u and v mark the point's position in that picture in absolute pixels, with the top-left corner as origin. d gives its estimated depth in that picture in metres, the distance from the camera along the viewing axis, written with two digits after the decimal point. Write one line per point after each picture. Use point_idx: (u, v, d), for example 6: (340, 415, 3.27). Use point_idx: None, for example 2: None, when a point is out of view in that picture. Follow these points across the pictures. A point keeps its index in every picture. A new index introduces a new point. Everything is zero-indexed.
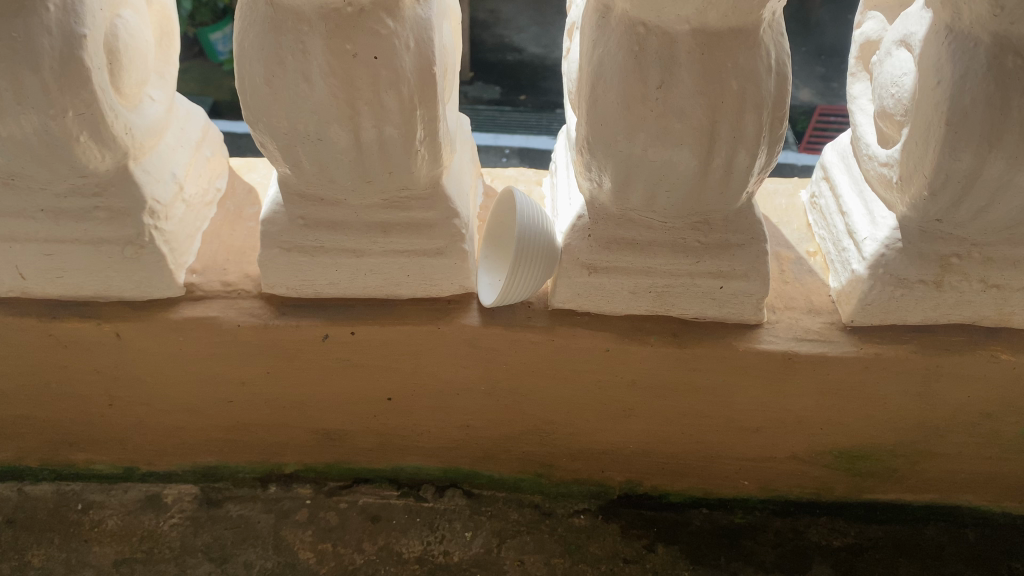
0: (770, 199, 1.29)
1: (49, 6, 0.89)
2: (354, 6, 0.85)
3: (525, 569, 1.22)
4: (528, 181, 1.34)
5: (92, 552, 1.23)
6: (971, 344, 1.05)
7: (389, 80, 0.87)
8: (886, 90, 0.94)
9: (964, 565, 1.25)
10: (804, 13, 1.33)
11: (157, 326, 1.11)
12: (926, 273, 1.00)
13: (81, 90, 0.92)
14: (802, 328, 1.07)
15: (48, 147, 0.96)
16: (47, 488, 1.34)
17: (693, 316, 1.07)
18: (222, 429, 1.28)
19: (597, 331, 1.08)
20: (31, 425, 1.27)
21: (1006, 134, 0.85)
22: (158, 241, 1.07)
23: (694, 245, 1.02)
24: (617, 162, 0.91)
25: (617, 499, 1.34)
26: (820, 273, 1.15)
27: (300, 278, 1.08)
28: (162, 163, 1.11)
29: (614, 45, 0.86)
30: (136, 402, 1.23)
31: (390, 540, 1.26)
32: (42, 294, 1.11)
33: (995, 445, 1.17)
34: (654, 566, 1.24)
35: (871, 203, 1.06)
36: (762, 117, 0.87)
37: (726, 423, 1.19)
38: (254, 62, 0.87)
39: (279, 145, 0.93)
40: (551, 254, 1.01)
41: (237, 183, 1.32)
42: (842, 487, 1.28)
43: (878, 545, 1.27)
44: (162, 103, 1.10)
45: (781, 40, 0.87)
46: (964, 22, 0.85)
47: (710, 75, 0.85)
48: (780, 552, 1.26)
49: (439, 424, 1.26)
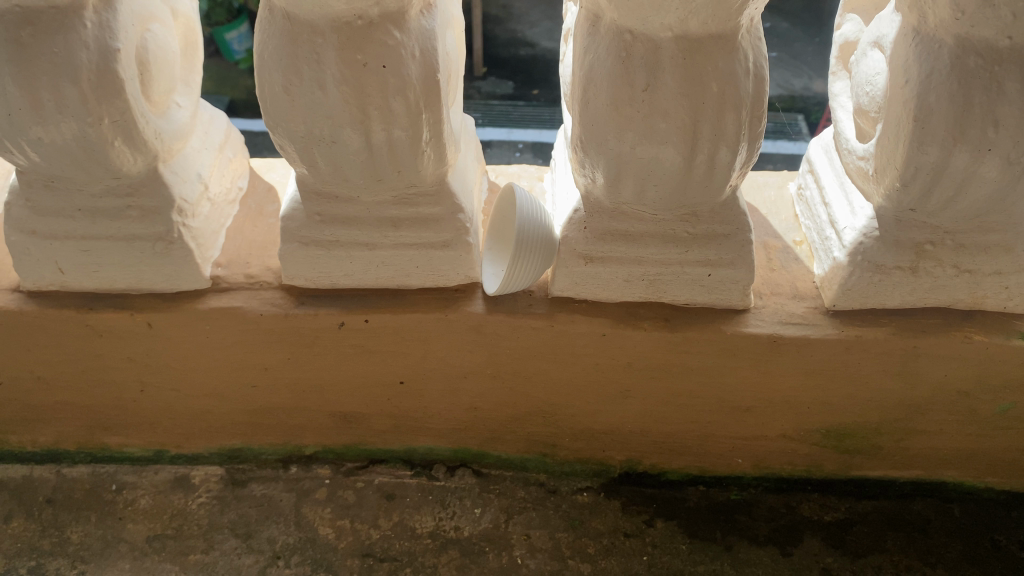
0: (759, 191, 1.37)
1: (86, 24, 0.98)
2: (363, 19, 0.92)
3: (531, 543, 1.30)
4: (530, 177, 1.41)
5: (126, 529, 1.33)
6: (946, 326, 1.12)
7: (396, 86, 0.95)
8: (862, 88, 1.01)
9: (948, 537, 1.31)
10: (816, 5, 1.47)
11: (185, 316, 1.20)
12: (902, 260, 1.07)
13: (115, 99, 1.00)
14: (786, 312, 1.14)
15: (85, 152, 1.04)
16: (83, 470, 1.43)
17: (684, 302, 1.15)
18: (247, 413, 1.37)
19: (594, 317, 1.15)
20: (69, 410, 1.37)
21: (970, 130, 0.91)
22: (186, 237, 1.16)
23: (683, 235, 1.09)
24: (609, 160, 0.99)
25: (618, 477, 1.41)
26: (806, 261, 1.22)
27: (317, 270, 1.16)
28: (188, 165, 1.20)
29: (603, 51, 0.93)
30: (167, 388, 1.32)
31: (404, 516, 1.34)
32: (79, 288, 1.20)
33: (975, 422, 1.24)
34: (653, 540, 1.31)
35: (852, 195, 1.13)
36: (741, 116, 0.93)
37: (718, 403, 1.26)
38: (273, 72, 0.95)
39: (296, 147, 1.01)
40: (549, 247, 1.09)
41: (258, 182, 1.40)
42: (831, 464, 1.34)
43: (867, 519, 1.34)
44: (188, 109, 1.18)
45: (758, 44, 0.94)
46: (929, 26, 0.91)
47: (692, 78, 0.92)
48: (773, 526, 1.33)
49: (449, 407, 1.34)
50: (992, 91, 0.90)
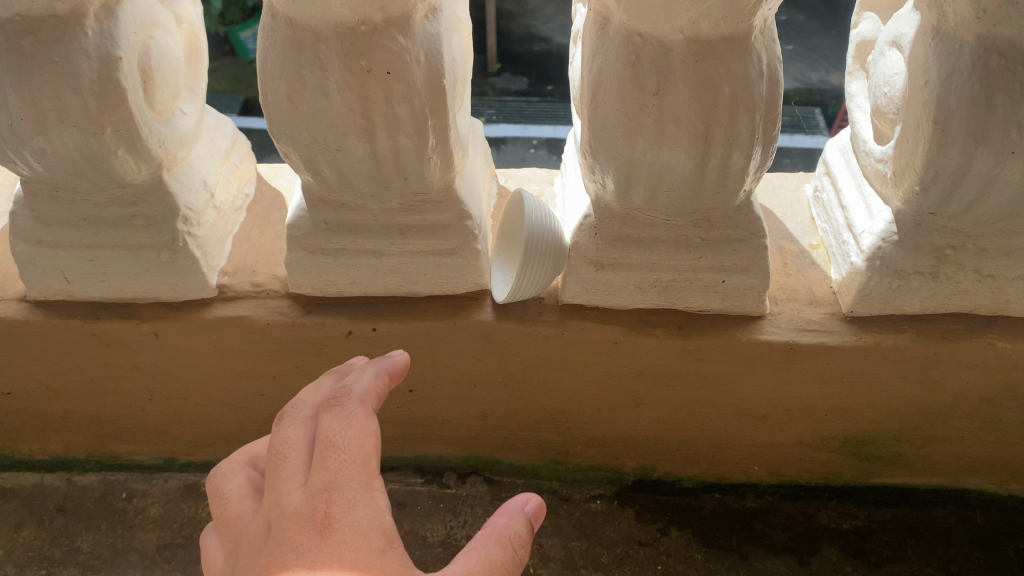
0: (775, 194, 1.34)
1: (88, 32, 0.96)
2: (368, 25, 0.90)
3: (544, 553, 1.28)
4: (541, 181, 1.39)
5: (137, 537, 1.32)
6: (967, 332, 1.09)
7: (401, 93, 0.93)
8: (880, 89, 0.98)
9: (970, 546, 1.28)
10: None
11: (191, 325, 1.18)
12: (921, 265, 1.04)
13: (118, 108, 0.99)
14: (803, 318, 1.12)
15: (89, 162, 1.03)
16: (93, 477, 1.42)
17: (698, 308, 1.13)
18: (256, 421, 1.35)
19: (605, 324, 1.13)
20: (78, 419, 1.36)
21: (992, 132, 0.88)
22: (192, 246, 1.15)
23: (696, 241, 1.07)
24: (620, 165, 0.96)
25: (632, 484, 1.39)
26: (822, 265, 1.19)
27: (324, 278, 1.15)
28: (193, 173, 1.19)
29: (613, 55, 0.90)
30: (175, 397, 1.31)
31: (415, 525, 1.33)
32: (86, 297, 1.19)
33: (997, 430, 1.21)
34: (668, 549, 1.29)
35: (869, 198, 1.10)
36: (754, 120, 0.91)
37: (733, 411, 1.24)
38: (276, 80, 0.93)
39: (301, 156, 1.00)
40: (559, 253, 1.06)
41: (265, 188, 1.39)
42: (850, 471, 1.31)
43: (887, 528, 1.30)
44: (193, 116, 1.17)
45: (772, 45, 0.91)
46: (949, 25, 0.88)
47: (704, 82, 0.89)
48: (791, 534, 1.30)
49: (460, 415, 1.32)
50: (1015, 92, 0.87)
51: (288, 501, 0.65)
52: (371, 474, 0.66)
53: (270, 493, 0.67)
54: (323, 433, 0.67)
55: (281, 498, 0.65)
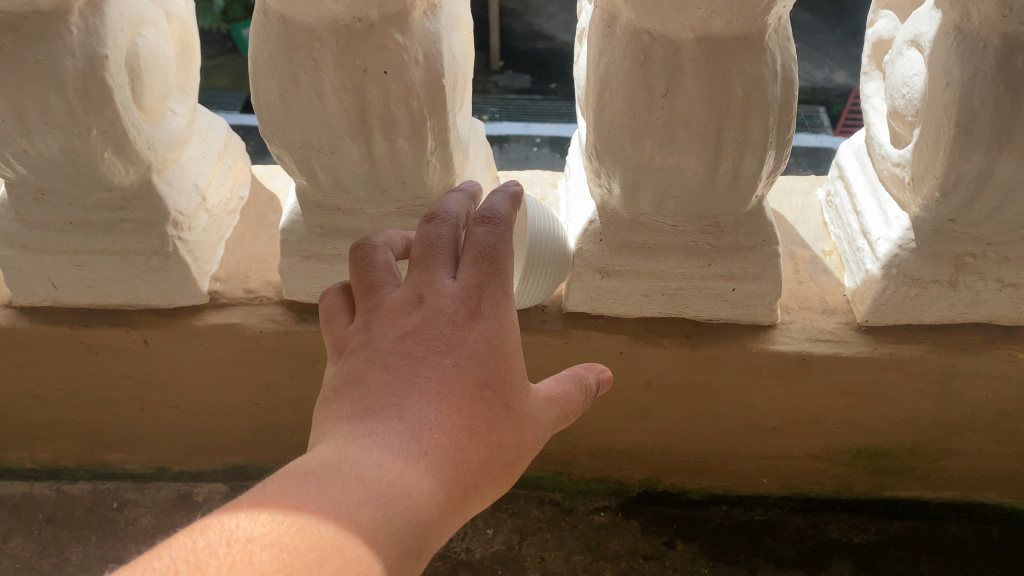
0: (786, 198, 1.30)
1: (72, 29, 0.92)
2: (364, 22, 0.86)
3: (546, 567, 1.24)
4: (544, 183, 1.35)
5: (127, 549, 1.29)
6: (986, 343, 1.05)
7: (399, 93, 0.89)
8: (898, 90, 0.94)
9: (986, 562, 1.24)
10: None
11: (183, 333, 1.15)
12: (940, 274, 1.00)
13: (104, 108, 0.95)
14: (815, 328, 1.08)
15: (74, 164, 0.99)
16: (84, 486, 1.38)
17: (706, 317, 1.08)
18: (250, 430, 1.31)
19: (610, 334, 1.09)
20: (67, 427, 1.32)
21: (1017, 136, 0.85)
22: (182, 250, 1.11)
23: (705, 248, 1.03)
24: (627, 169, 0.93)
25: (636, 496, 1.35)
26: (836, 272, 1.15)
27: (318, 285, 1.11)
28: (184, 175, 1.15)
29: (620, 54, 0.86)
30: (167, 405, 1.27)
31: None
32: (73, 303, 1.15)
33: (1016, 443, 1.16)
34: (674, 563, 1.25)
35: (884, 203, 1.06)
36: (768, 123, 0.87)
37: (743, 423, 1.20)
38: (268, 79, 0.89)
39: (295, 158, 0.96)
40: (563, 260, 1.02)
41: (259, 191, 1.35)
42: (862, 484, 1.27)
43: (900, 542, 1.26)
44: (185, 116, 1.14)
45: (787, 45, 0.87)
46: (973, 23, 0.84)
47: (715, 82, 0.85)
48: (801, 549, 1.26)
49: None
50: None
51: (440, 286, 0.69)
52: (508, 290, 0.71)
53: (422, 273, 0.71)
54: (475, 237, 0.70)
55: (434, 282, 0.70)
